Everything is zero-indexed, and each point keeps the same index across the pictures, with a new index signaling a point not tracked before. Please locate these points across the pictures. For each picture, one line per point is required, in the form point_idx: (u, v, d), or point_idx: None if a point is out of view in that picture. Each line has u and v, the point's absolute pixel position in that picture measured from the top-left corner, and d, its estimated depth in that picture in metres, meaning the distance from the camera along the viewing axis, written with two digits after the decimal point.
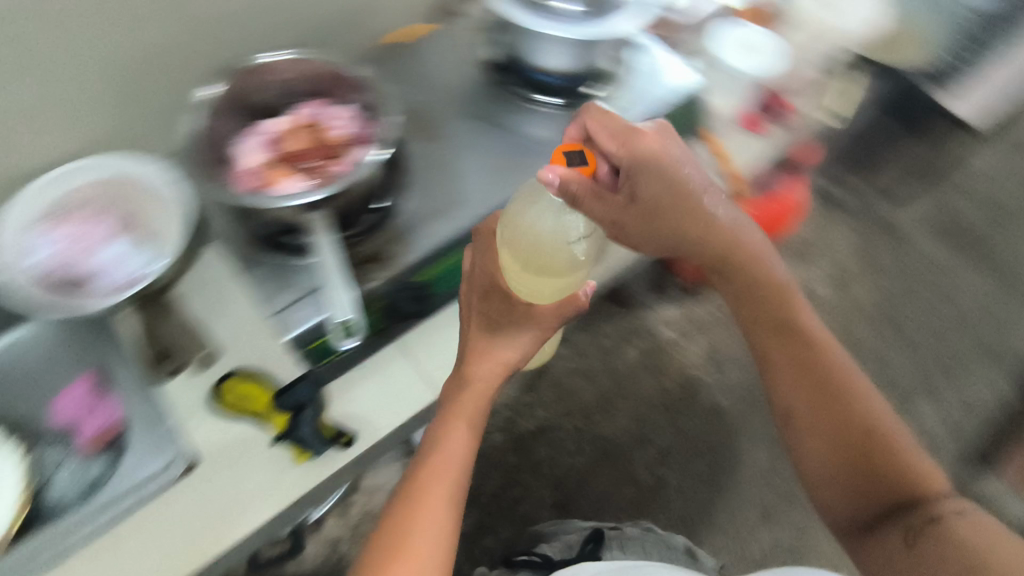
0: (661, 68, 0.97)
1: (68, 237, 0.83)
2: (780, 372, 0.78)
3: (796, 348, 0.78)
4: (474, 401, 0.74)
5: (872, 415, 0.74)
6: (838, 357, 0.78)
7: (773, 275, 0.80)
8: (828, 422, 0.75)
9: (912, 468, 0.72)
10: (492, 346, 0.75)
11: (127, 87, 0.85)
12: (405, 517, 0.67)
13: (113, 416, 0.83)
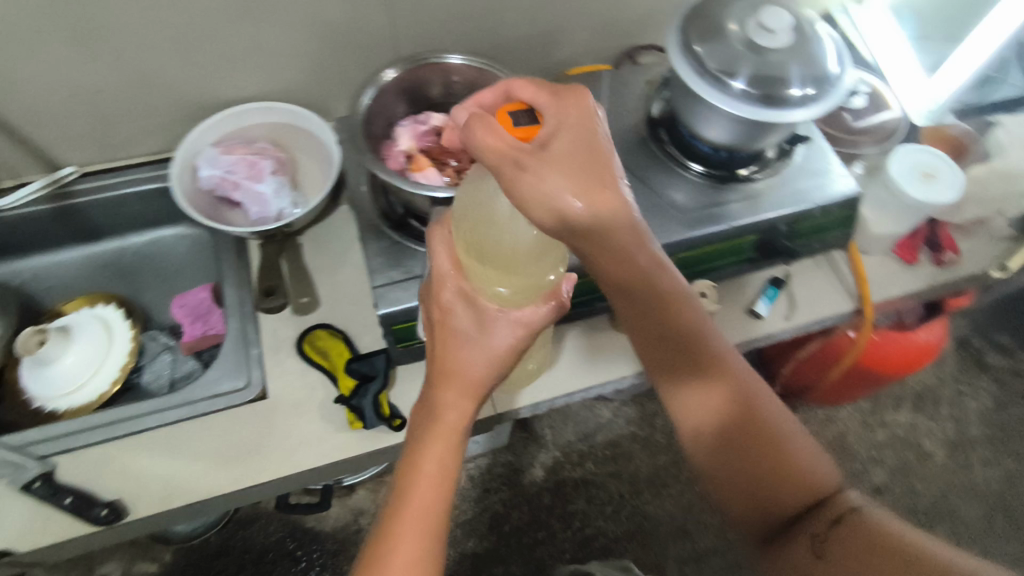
0: (830, 175, 0.92)
1: (233, 166, 0.91)
2: (698, 413, 0.68)
3: (683, 361, 0.67)
4: (454, 405, 0.59)
5: (781, 435, 0.66)
6: (732, 362, 0.68)
7: (681, 301, 0.65)
8: (740, 442, 0.66)
9: (796, 458, 0.65)
10: (465, 308, 0.60)
11: (322, 55, 0.94)
12: (387, 544, 0.55)
13: (219, 330, 0.93)
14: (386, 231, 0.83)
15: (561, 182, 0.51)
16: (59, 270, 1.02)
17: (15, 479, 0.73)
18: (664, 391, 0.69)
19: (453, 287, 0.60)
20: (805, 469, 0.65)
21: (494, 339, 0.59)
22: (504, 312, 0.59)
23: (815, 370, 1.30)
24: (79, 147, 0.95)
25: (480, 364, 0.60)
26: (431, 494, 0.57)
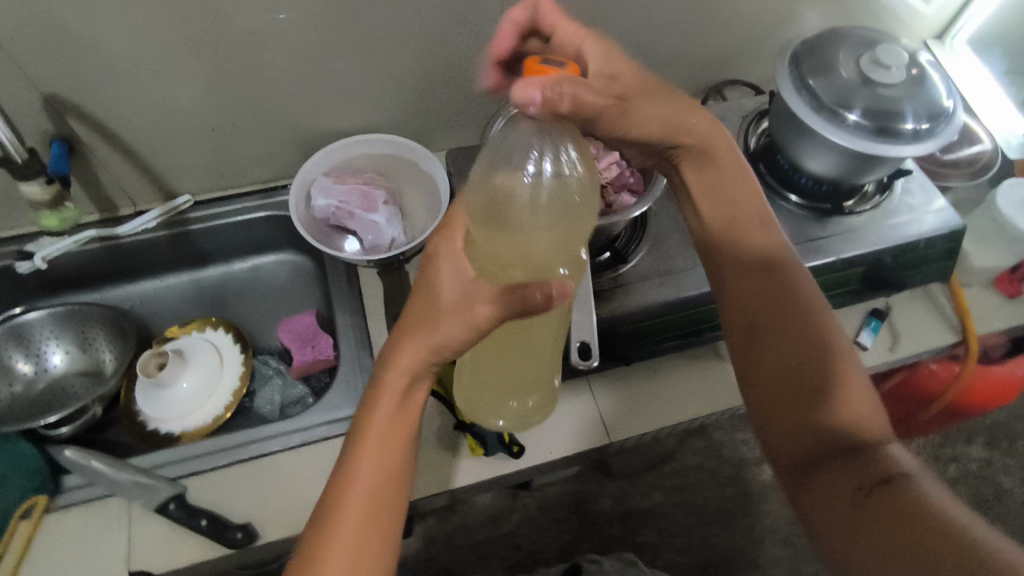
0: (931, 209, 0.93)
1: (346, 196, 0.94)
2: (767, 336, 0.62)
3: (768, 293, 0.64)
4: (405, 375, 0.58)
5: (850, 385, 0.58)
6: (816, 306, 0.63)
7: (776, 255, 0.67)
8: (801, 372, 0.59)
9: (861, 409, 0.56)
10: (443, 272, 0.58)
11: (430, 89, 0.97)
12: (335, 511, 0.56)
13: (329, 354, 0.94)
14: None
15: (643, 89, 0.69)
16: (166, 295, 1.04)
17: (150, 500, 0.75)
18: (735, 319, 0.66)
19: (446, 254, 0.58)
20: (868, 424, 0.55)
21: (452, 326, 0.56)
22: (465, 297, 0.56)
23: (898, 403, 1.29)
24: (194, 176, 0.98)
25: (429, 336, 0.57)
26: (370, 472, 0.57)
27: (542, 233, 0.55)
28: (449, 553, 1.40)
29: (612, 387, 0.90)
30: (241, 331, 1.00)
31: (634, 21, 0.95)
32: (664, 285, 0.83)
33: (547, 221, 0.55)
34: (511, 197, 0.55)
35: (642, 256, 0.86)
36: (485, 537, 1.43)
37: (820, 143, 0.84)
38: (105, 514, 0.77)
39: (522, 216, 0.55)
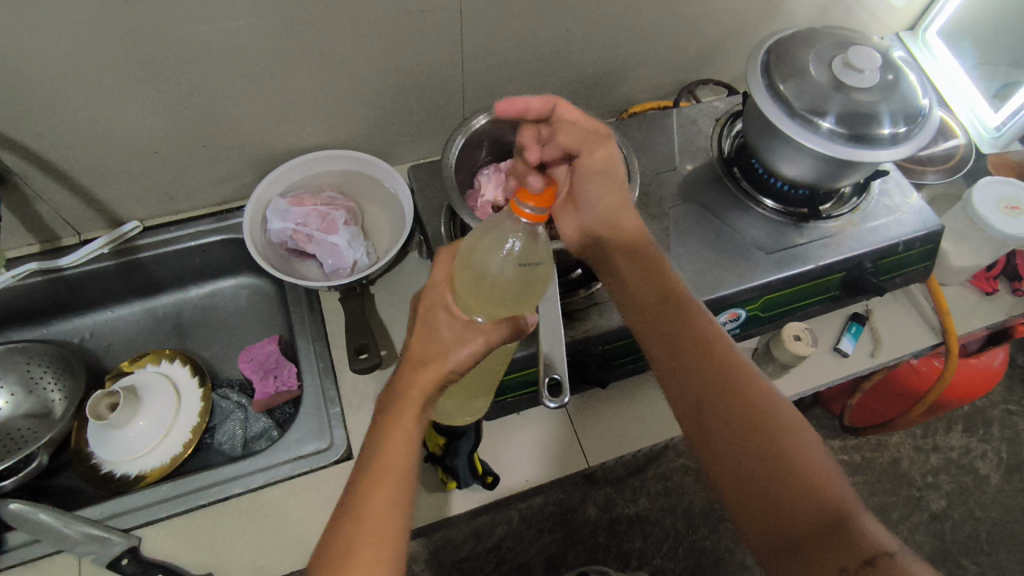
0: (908, 209, 0.91)
1: (305, 218, 0.91)
2: (711, 406, 0.62)
3: (698, 370, 0.64)
4: (421, 392, 0.57)
5: (797, 451, 0.58)
6: (744, 379, 0.63)
7: (691, 325, 0.68)
8: (751, 453, 0.59)
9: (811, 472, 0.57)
10: (440, 317, 0.60)
11: (389, 102, 0.92)
12: (343, 552, 0.51)
13: (292, 384, 0.89)
14: None
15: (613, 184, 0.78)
16: (118, 326, 0.99)
17: (101, 556, 0.70)
18: (680, 404, 0.65)
19: (435, 302, 0.61)
20: (826, 483, 0.56)
21: (460, 349, 0.57)
22: (468, 331, 0.58)
23: (881, 399, 1.28)
24: (141, 200, 0.93)
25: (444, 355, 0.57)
26: (384, 496, 0.53)
27: (513, 297, 0.62)
28: (433, 571, 1.37)
29: (589, 410, 0.89)
30: (199, 363, 0.95)
31: (603, 22, 0.91)
32: None
33: (516, 288, 0.61)
34: (488, 259, 0.60)
35: None
36: (469, 553, 1.39)
37: (797, 149, 0.81)
38: (55, 571, 0.72)
39: (496, 281, 0.60)
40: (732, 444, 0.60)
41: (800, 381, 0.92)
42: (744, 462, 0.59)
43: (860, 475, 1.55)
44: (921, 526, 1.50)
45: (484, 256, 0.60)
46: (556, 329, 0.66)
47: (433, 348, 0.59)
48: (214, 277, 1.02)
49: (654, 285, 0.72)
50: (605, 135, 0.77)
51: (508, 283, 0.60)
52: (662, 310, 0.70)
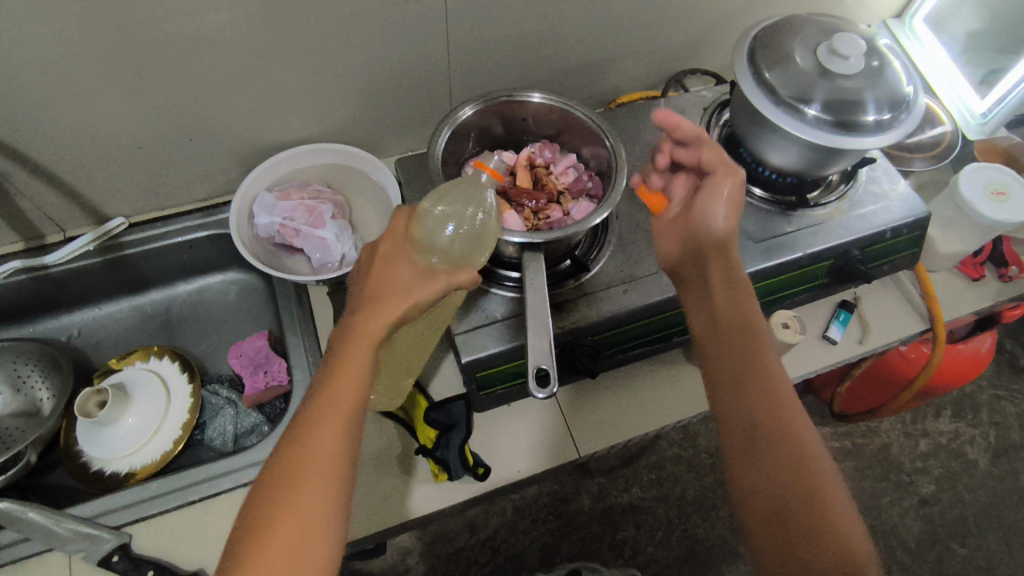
0: (895, 196, 0.91)
1: (293, 213, 0.91)
2: (764, 440, 0.62)
3: (763, 407, 0.64)
4: (373, 332, 0.59)
5: (837, 513, 0.58)
6: (807, 431, 0.63)
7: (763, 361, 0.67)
8: (790, 492, 0.59)
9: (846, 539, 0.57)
10: (397, 262, 0.64)
11: (376, 94, 0.91)
12: (280, 487, 0.53)
13: (282, 379, 0.89)
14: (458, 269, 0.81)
15: (729, 220, 0.73)
16: (106, 323, 0.98)
17: (93, 552, 0.71)
18: (731, 426, 0.65)
19: (394, 248, 0.65)
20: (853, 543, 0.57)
21: (419, 296, 0.61)
22: (427, 276, 0.63)
23: (871, 385, 1.29)
24: (126, 196, 0.92)
25: (401, 299, 0.61)
26: (334, 424, 0.56)
27: (462, 254, 0.66)
28: (427, 563, 1.38)
29: (581, 401, 0.89)
30: (188, 359, 0.94)
31: (590, 11, 0.91)
32: (628, 292, 0.80)
33: (470, 243, 0.66)
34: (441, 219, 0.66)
35: (604, 262, 0.83)
36: (463, 545, 1.40)
37: (783, 138, 0.81)
38: (45, 570, 0.72)
39: (453, 236, 0.66)
40: (774, 487, 0.60)
41: (790, 369, 0.93)
42: (781, 505, 0.59)
43: (850, 461, 1.57)
44: (911, 510, 1.52)
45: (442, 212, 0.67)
46: (542, 321, 0.66)
47: (386, 290, 0.62)
48: (202, 272, 1.01)
49: (731, 316, 0.70)
50: (735, 172, 0.72)
51: (464, 238, 0.66)
52: (734, 340, 0.69)
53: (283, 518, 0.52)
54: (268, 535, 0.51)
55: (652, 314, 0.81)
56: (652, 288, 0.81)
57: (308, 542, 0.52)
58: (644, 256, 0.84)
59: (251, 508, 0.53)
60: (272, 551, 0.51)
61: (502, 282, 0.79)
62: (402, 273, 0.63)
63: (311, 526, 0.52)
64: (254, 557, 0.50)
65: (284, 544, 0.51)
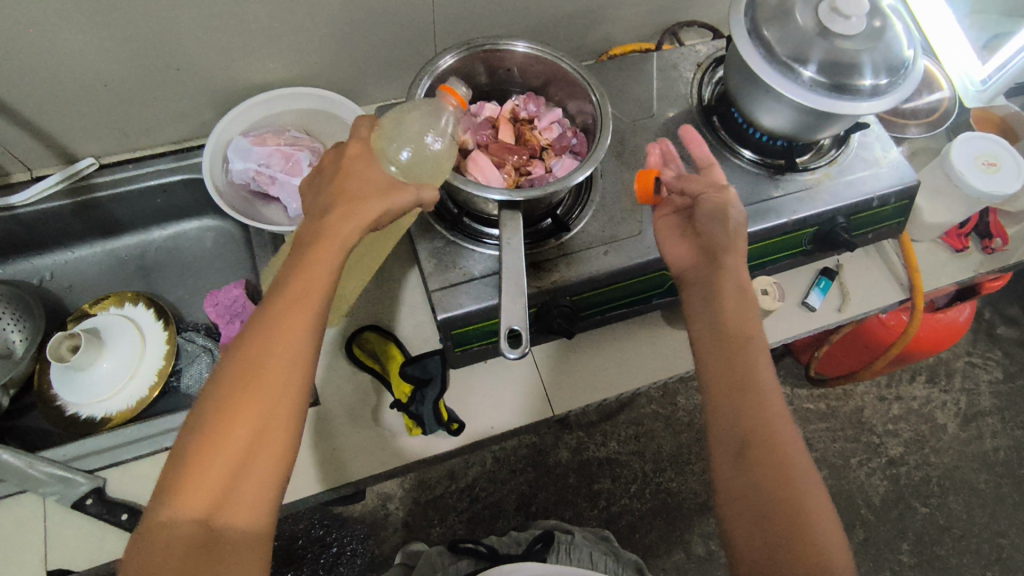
0: (886, 162, 0.89)
1: (269, 159, 0.88)
2: (754, 458, 0.63)
3: (753, 426, 0.65)
4: (342, 241, 0.58)
5: (816, 530, 0.60)
6: (794, 447, 0.64)
7: (758, 375, 0.68)
8: (770, 509, 0.61)
9: (829, 552, 0.59)
10: (365, 168, 0.63)
11: (356, 37, 0.87)
12: (233, 396, 0.52)
13: None
14: (434, 223, 0.79)
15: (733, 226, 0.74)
16: (80, 267, 0.97)
17: (67, 494, 0.72)
18: (720, 440, 0.66)
19: (362, 152, 0.64)
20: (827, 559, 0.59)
21: (389, 201, 0.60)
22: (393, 185, 0.61)
23: (850, 349, 1.30)
24: (96, 137, 0.89)
25: (370, 208, 0.59)
26: (298, 326, 0.55)
27: (423, 172, 0.67)
28: (407, 509, 1.41)
29: (558, 360, 0.90)
30: (163, 306, 0.93)
31: None
32: (608, 253, 0.79)
33: (430, 165, 0.67)
34: (406, 134, 0.67)
35: (586, 222, 0.81)
36: (442, 493, 1.43)
37: (776, 99, 0.79)
38: (19, 512, 0.73)
39: (409, 156, 0.66)
40: (757, 503, 0.62)
41: (770, 334, 0.93)
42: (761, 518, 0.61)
43: (823, 423, 1.60)
44: (878, 470, 1.57)
45: (401, 131, 0.67)
46: (517, 282, 0.66)
47: (353, 193, 0.60)
48: (177, 217, 0.99)
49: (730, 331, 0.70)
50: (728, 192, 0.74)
51: (424, 160, 0.67)
52: (730, 356, 0.69)
53: (242, 419, 0.52)
54: (226, 432, 0.51)
55: (632, 277, 0.81)
56: (633, 249, 0.80)
57: (264, 440, 0.52)
58: (626, 215, 0.82)
59: (207, 402, 0.53)
60: (217, 466, 0.50)
61: (481, 240, 0.78)
62: (372, 177, 0.62)
63: (261, 440, 0.52)
64: (210, 451, 0.51)
65: (231, 462, 0.51)
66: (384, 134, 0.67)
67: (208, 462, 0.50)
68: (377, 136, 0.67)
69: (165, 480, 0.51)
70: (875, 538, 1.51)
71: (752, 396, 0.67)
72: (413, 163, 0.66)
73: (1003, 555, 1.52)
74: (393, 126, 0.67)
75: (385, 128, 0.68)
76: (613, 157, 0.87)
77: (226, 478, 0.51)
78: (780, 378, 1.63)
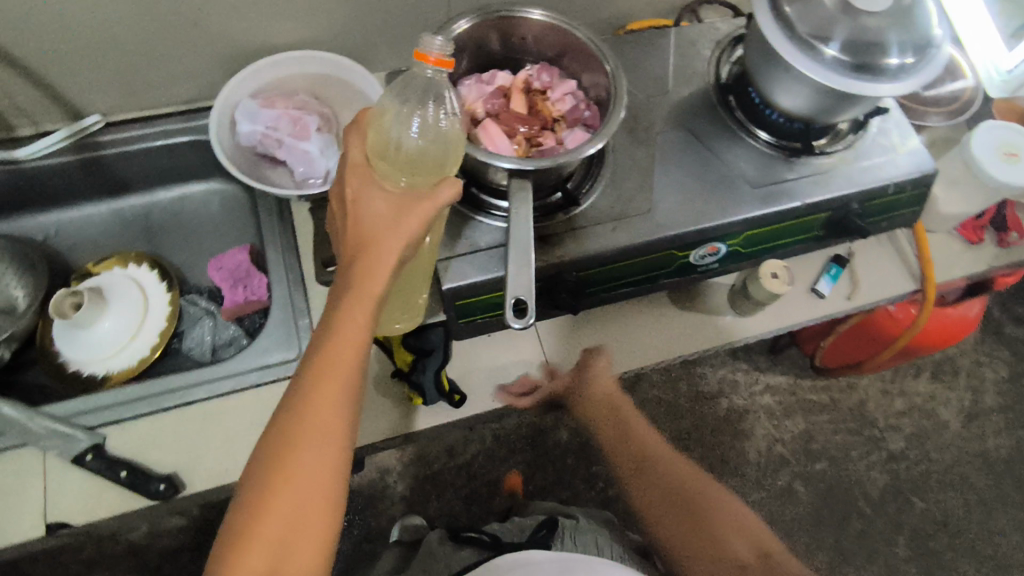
0: (905, 150, 0.87)
1: (277, 122, 0.87)
2: (650, 471, 0.86)
3: (637, 453, 0.88)
4: (375, 287, 0.58)
5: (704, 511, 0.81)
6: (675, 458, 0.87)
7: (637, 433, 0.89)
8: (676, 501, 0.83)
9: (714, 518, 0.80)
10: (371, 198, 0.60)
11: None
12: (274, 466, 0.53)
13: (262, 294, 0.88)
14: None
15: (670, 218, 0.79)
16: (85, 225, 0.96)
17: (67, 449, 0.72)
18: (639, 486, 0.86)
19: (361, 180, 0.60)
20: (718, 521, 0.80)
21: (406, 228, 0.58)
22: (409, 202, 0.59)
23: (856, 341, 1.28)
24: (105, 95, 0.88)
25: (393, 243, 0.58)
26: (333, 387, 0.55)
27: (434, 158, 0.61)
28: (404, 482, 1.42)
29: (562, 337, 0.89)
30: (167, 268, 0.93)
31: None
32: (618, 230, 0.78)
33: (440, 146, 0.61)
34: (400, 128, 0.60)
35: (595, 197, 0.80)
36: (441, 468, 1.43)
37: (795, 78, 0.77)
38: (20, 465, 0.74)
39: (416, 143, 0.60)
40: (650, 502, 0.84)
41: (775, 319, 0.92)
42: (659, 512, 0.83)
43: (825, 414, 1.60)
44: (878, 464, 1.57)
45: (397, 119, 0.60)
46: (524, 251, 0.65)
47: (368, 227, 0.59)
48: (183, 179, 0.98)
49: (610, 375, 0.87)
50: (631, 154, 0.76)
51: (433, 141, 0.60)
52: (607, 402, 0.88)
53: (285, 489, 0.52)
54: (269, 503, 0.51)
55: (641, 254, 0.80)
56: (643, 227, 0.79)
57: (308, 506, 0.52)
58: (637, 192, 0.81)
59: (251, 476, 0.53)
60: (264, 539, 0.51)
61: (490, 211, 0.77)
62: (383, 205, 0.59)
63: (305, 510, 0.52)
64: (258, 525, 0.51)
65: (277, 533, 0.51)
66: (378, 136, 0.60)
67: (256, 537, 0.50)
68: (371, 140, 0.60)
69: (215, 558, 0.51)
70: (871, 531, 1.51)
71: (628, 431, 0.89)
72: (426, 150, 0.60)
73: (998, 553, 1.52)
74: (386, 124, 0.60)
75: (376, 130, 0.60)
76: (626, 133, 0.85)
77: (274, 551, 0.51)
78: (783, 368, 1.62)
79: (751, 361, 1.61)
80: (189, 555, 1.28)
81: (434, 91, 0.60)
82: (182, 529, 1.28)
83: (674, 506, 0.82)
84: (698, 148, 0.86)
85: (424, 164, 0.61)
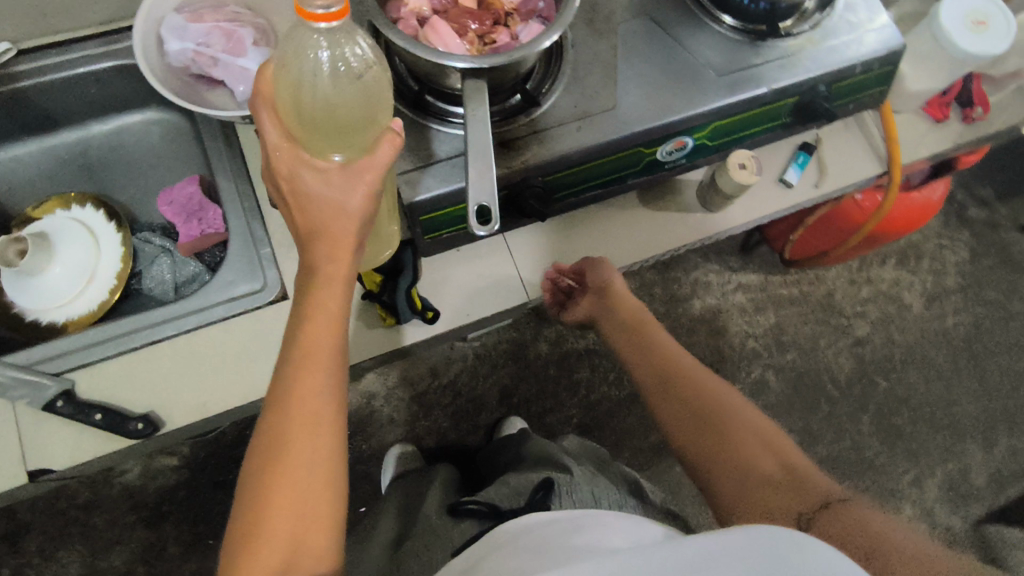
0: (872, 26, 0.84)
1: (207, 37, 0.81)
2: (675, 406, 0.78)
3: (664, 383, 0.81)
4: (342, 268, 0.59)
5: (734, 437, 0.72)
6: (710, 383, 0.79)
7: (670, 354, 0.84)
8: (703, 429, 0.75)
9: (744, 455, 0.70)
10: (306, 180, 0.57)
11: None
12: (272, 454, 0.54)
13: (218, 227, 0.86)
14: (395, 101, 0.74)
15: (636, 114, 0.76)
16: (17, 168, 0.90)
17: (36, 397, 0.71)
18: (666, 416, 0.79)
19: (293, 162, 0.57)
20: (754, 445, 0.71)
21: (356, 201, 0.57)
22: (348, 175, 0.57)
23: (825, 230, 1.29)
24: (11, 20, 0.79)
25: (348, 224, 0.58)
26: (315, 373, 0.56)
27: (358, 105, 0.55)
28: (391, 405, 1.44)
29: (536, 246, 0.89)
30: (114, 207, 0.88)
31: None
32: (582, 129, 0.75)
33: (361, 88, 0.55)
34: (307, 75, 0.54)
35: (556, 96, 0.77)
36: (425, 389, 1.46)
37: None
38: None
39: (331, 93, 0.54)
40: (674, 436, 0.77)
41: (743, 212, 0.92)
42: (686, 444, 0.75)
43: (795, 307, 1.64)
44: (846, 350, 1.63)
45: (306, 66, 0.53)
46: (483, 154, 0.62)
47: (316, 202, 0.58)
48: (116, 111, 0.91)
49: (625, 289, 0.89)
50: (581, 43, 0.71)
51: (351, 84, 0.55)
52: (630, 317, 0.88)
53: (285, 474, 0.53)
54: (273, 489, 0.53)
55: (606, 153, 0.77)
56: (607, 124, 0.76)
57: (311, 485, 0.54)
58: (599, 89, 0.78)
59: (252, 468, 0.54)
60: (275, 526, 0.52)
61: (447, 119, 0.73)
62: (324, 190, 0.57)
63: (307, 490, 0.54)
64: (265, 510, 0.52)
65: (285, 517, 0.52)
66: (286, 93, 0.54)
67: (266, 523, 0.52)
68: (282, 101, 0.55)
69: (226, 553, 0.53)
70: (839, 412, 1.59)
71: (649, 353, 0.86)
72: (345, 94, 0.55)
73: (957, 422, 1.62)
74: (290, 77, 0.54)
75: (283, 88, 0.55)
76: (584, 27, 0.80)
77: (287, 534, 0.52)
78: (754, 266, 1.64)
79: (723, 262, 1.63)
80: (186, 491, 1.30)
81: (346, 33, 0.53)
82: (174, 467, 1.30)
83: (696, 442, 0.74)
84: (661, 37, 0.81)
85: (349, 113, 0.55)
